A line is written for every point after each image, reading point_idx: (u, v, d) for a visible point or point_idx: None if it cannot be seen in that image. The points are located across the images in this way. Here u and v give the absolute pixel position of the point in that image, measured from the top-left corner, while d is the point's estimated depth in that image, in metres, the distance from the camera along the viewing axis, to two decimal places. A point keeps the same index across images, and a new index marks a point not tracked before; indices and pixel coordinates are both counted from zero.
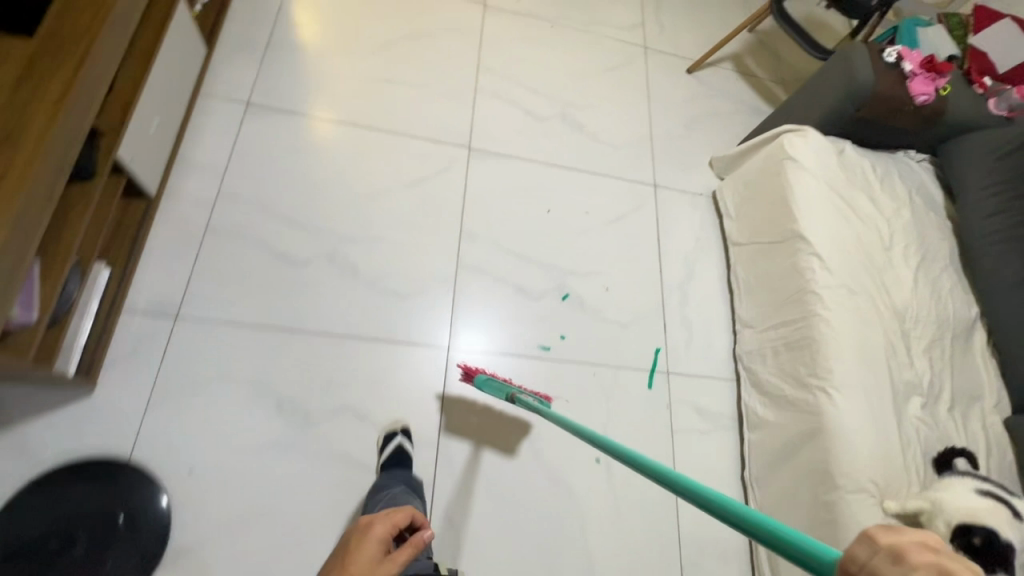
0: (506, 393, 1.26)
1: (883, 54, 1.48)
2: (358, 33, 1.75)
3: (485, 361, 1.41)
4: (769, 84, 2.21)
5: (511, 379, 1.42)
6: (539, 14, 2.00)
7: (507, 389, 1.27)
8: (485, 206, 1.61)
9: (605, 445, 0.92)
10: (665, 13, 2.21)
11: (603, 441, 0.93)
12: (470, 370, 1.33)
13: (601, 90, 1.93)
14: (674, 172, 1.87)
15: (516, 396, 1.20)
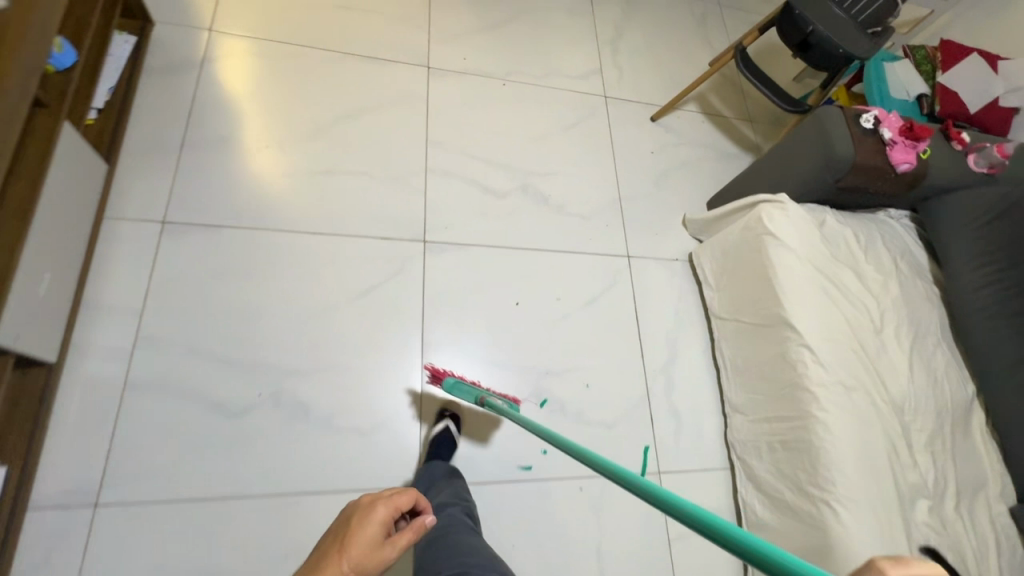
0: (475, 395, 1.24)
1: (861, 119, 1.38)
2: (289, 115, 1.56)
3: (452, 364, 1.40)
4: (736, 124, 2.11)
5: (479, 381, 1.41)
6: (489, 71, 1.84)
7: (477, 391, 1.25)
8: (449, 305, 1.47)
9: (560, 443, 0.89)
10: (623, 55, 2.08)
11: (560, 441, 0.90)
12: (438, 373, 1.32)
13: (563, 153, 1.79)
14: (647, 238, 1.76)
15: (485, 398, 1.19)
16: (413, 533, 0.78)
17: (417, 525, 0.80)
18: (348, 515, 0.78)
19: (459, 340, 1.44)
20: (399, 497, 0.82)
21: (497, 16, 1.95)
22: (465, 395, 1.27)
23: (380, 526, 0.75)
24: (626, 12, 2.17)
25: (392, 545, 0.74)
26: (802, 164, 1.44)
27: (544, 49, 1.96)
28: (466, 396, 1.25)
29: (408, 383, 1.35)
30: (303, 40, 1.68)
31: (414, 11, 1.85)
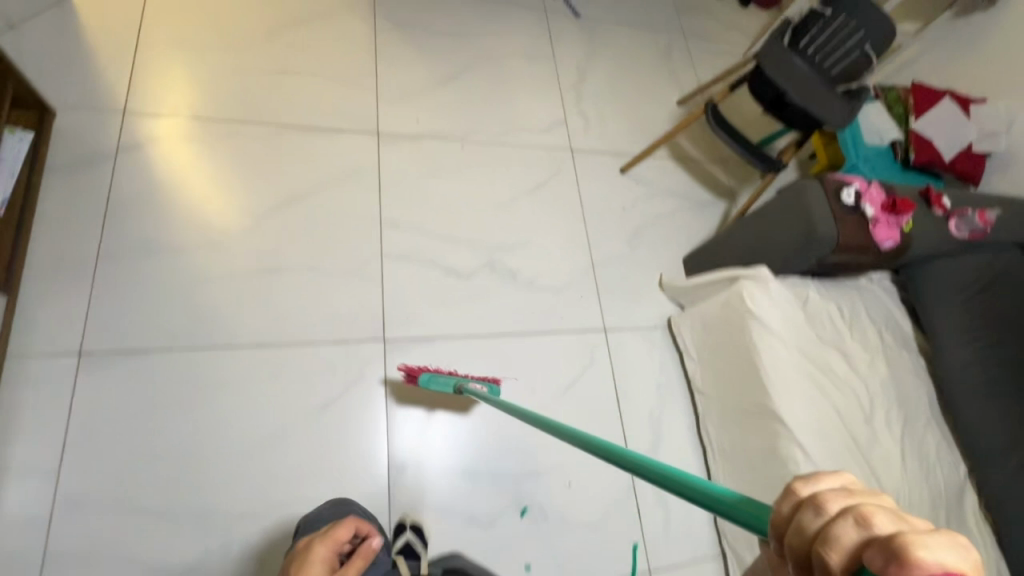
0: (454, 386, 1.27)
1: (842, 193, 1.30)
2: (225, 205, 1.40)
3: (428, 357, 1.41)
4: (708, 166, 2.03)
5: (456, 370, 1.42)
6: (445, 132, 1.71)
7: (454, 382, 1.28)
8: (416, 393, 1.37)
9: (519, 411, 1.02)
10: (587, 101, 1.96)
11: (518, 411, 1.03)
12: (412, 371, 1.31)
13: (529, 218, 1.68)
14: (623, 306, 1.67)
15: (465, 388, 1.22)
16: (360, 558, 0.88)
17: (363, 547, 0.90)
18: (293, 562, 0.89)
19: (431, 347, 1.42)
20: (342, 526, 0.94)
21: (451, 69, 1.82)
22: (444, 387, 1.29)
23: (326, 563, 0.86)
24: (590, 52, 2.06)
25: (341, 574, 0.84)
26: (783, 238, 1.36)
27: (504, 101, 1.83)
28: (444, 387, 1.28)
29: (383, 369, 1.36)
30: (235, 112, 1.51)
31: (361, 70, 1.70)
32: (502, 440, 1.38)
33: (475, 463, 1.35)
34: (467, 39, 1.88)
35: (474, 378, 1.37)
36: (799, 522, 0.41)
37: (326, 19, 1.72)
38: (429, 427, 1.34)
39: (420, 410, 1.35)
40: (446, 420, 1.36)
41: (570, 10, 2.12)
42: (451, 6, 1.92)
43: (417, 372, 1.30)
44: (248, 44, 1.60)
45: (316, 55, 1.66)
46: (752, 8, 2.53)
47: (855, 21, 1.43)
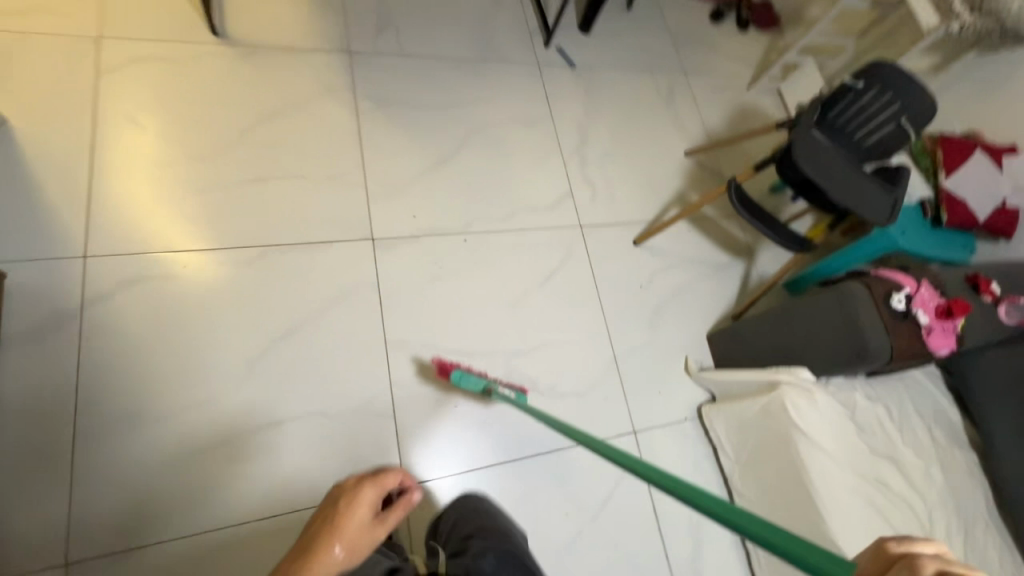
0: (483, 387, 1.32)
1: (891, 299, 1.20)
2: (215, 354, 1.27)
3: (460, 353, 1.44)
4: (723, 223, 1.91)
5: (486, 371, 1.44)
6: (445, 224, 1.57)
7: (484, 382, 1.34)
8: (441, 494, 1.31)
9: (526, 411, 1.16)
10: (592, 164, 1.82)
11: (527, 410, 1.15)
12: (446, 366, 1.37)
13: (543, 314, 1.56)
14: (650, 401, 1.56)
15: (495, 393, 1.27)
16: (401, 510, 0.95)
17: (404, 500, 0.97)
18: (341, 495, 0.91)
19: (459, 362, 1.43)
20: (389, 476, 0.96)
21: (444, 148, 1.66)
22: (473, 387, 1.35)
23: (370, 508, 0.89)
24: (589, 108, 1.91)
25: (382, 523, 0.89)
26: (828, 345, 1.26)
27: (505, 178, 1.69)
28: (475, 386, 1.33)
29: (415, 351, 1.40)
30: (213, 237, 1.35)
31: (347, 164, 1.54)
32: (520, 427, 1.43)
33: (490, 444, 1.39)
34: (458, 110, 1.72)
35: (503, 382, 1.41)
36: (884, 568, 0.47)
37: (303, 110, 1.56)
38: (455, 408, 1.39)
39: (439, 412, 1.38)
40: (471, 406, 1.41)
41: (565, 61, 1.96)
42: (437, 71, 1.75)
43: (449, 367, 1.36)
44: (220, 152, 1.44)
45: (297, 153, 1.50)
46: (753, 33, 2.37)
47: (892, 92, 1.29)
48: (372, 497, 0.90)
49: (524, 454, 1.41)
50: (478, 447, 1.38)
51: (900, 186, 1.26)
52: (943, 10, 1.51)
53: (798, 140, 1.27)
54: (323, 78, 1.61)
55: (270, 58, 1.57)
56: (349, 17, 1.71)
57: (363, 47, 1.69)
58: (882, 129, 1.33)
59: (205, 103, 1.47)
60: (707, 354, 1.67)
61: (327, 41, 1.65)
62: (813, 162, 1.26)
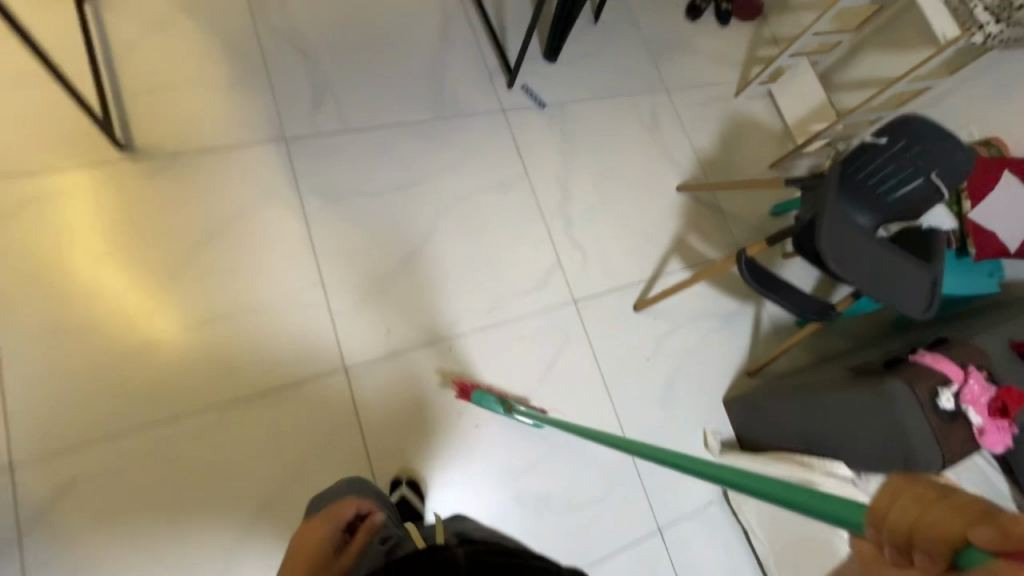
0: (505, 407, 1.31)
1: (940, 398, 1.06)
2: (188, 542, 1.14)
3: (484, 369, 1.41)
4: (726, 264, 1.75)
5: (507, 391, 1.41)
6: (424, 330, 1.40)
7: (504, 401, 1.33)
8: None
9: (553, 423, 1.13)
10: (577, 222, 1.63)
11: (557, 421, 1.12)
12: (466, 387, 1.35)
13: (546, 412, 1.43)
14: (673, 489, 1.46)
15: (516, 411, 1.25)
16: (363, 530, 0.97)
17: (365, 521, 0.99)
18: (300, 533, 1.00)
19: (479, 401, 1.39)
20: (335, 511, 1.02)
21: (411, 237, 1.47)
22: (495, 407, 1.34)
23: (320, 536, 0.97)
24: (567, 154, 1.70)
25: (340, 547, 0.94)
26: (868, 445, 1.14)
27: (484, 260, 1.51)
28: (495, 406, 1.32)
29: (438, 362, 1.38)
30: (160, 409, 1.19)
31: (303, 281, 1.36)
32: (534, 507, 1.35)
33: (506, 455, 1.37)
34: (421, 186, 1.52)
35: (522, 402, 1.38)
36: (906, 503, 0.38)
37: (242, 225, 1.35)
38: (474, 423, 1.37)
39: (467, 428, 1.36)
40: (493, 421, 1.38)
41: (533, 101, 1.73)
42: (390, 143, 1.53)
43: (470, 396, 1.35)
44: (153, 301, 1.25)
45: (245, 280, 1.32)
46: (733, 27, 2.13)
47: (919, 146, 1.13)
48: (316, 527, 0.98)
49: (547, 517, 1.34)
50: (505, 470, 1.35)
51: (939, 259, 1.10)
52: (964, 22, 1.31)
53: (825, 220, 1.09)
54: (259, 180, 1.39)
55: (192, 168, 1.35)
56: (277, 94, 1.47)
57: (300, 131, 1.46)
58: (906, 188, 1.17)
59: (123, 243, 1.26)
60: (726, 424, 1.56)
61: (257, 132, 1.43)
62: (843, 246, 1.08)
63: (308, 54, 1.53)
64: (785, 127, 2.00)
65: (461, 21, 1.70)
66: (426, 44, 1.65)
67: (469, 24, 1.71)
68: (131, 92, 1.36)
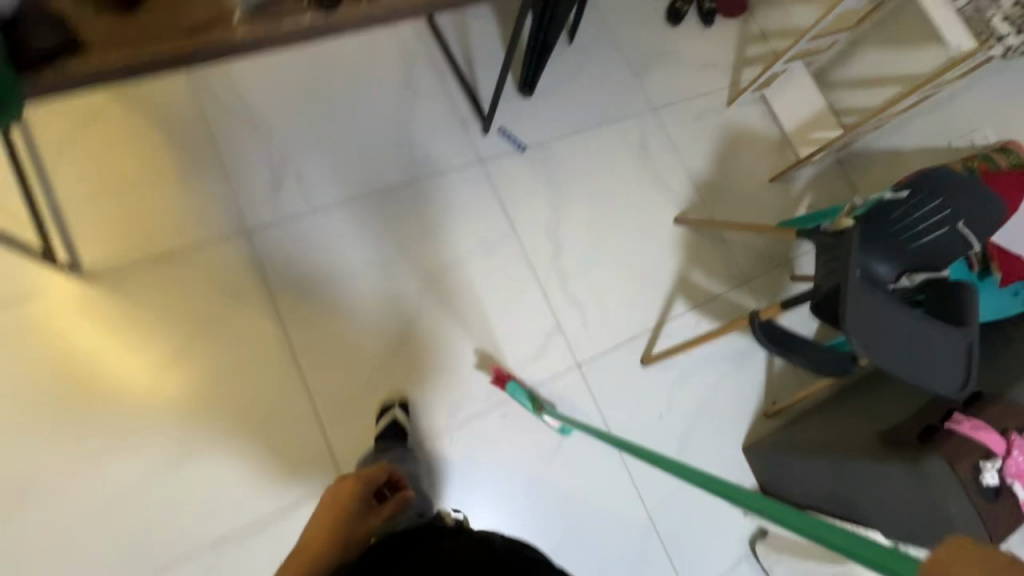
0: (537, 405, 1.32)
1: (983, 474, 0.99)
2: None
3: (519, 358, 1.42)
4: (734, 296, 1.65)
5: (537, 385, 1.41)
6: (423, 421, 1.33)
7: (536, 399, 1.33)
8: None
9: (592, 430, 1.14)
10: (573, 275, 1.53)
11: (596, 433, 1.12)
12: (503, 376, 1.37)
13: (559, 488, 1.37)
14: (696, 550, 1.41)
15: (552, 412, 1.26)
16: (394, 505, 1.00)
17: (400, 498, 1.02)
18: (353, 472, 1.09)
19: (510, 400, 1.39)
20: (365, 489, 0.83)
21: (399, 319, 1.38)
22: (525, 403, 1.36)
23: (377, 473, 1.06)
24: (554, 199, 1.58)
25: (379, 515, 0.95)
26: (904, 520, 1.07)
27: (479, 334, 1.41)
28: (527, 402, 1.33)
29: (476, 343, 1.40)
30: (155, 554, 1.16)
31: (288, 388, 1.28)
32: None
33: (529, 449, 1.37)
34: (405, 260, 1.42)
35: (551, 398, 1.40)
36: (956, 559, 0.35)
37: (209, 339, 1.27)
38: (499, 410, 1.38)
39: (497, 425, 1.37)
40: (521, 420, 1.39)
41: (512, 144, 1.59)
42: (363, 216, 1.41)
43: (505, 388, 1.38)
44: (138, 425, 1.20)
45: (227, 393, 1.25)
46: (719, 25, 1.97)
47: (940, 205, 1.11)
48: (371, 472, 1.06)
49: None
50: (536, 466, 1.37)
51: (974, 331, 0.99)
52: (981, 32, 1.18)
53: (847, 301, 0.97)
54: (222, 285, 1.29)
55: (150, 279, 1.25)
56: (233, 180, 1.35)
57: (264, 218, 1.35)
58: (931, 237, 1.11)
59: (90, 373, 1.19)
60: (747, 474, 1.49)
61: (214, 229, 1.31)
62: (870, 327, 0.97)
63: (262, 126, 1.39)
64: (782, 134, 1.87)
65: (425, 64, 1.55)
66: (389, 97, 1.50)
67: (434, 66, 1.56)
68: (70, 205, 1.24)
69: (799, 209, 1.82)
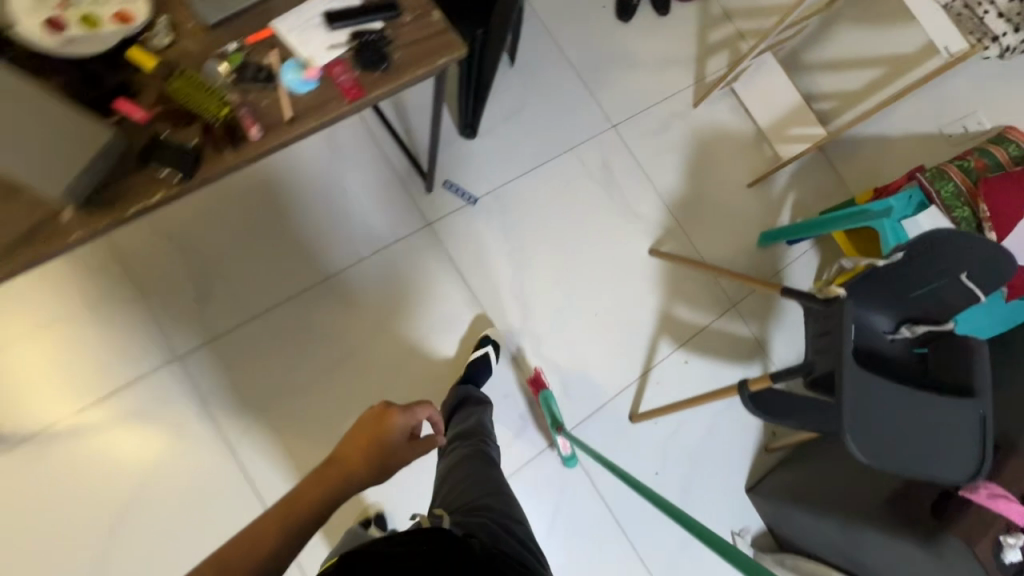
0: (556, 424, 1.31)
1: (1004, 549, 0.91)
2: None
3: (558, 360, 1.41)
4: (721, 324, 1.54)
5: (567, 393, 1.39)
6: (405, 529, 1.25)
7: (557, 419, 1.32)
8: None
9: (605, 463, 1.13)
10: (546, 336, 1.42)
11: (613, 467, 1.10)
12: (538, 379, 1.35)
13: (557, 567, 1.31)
14: None
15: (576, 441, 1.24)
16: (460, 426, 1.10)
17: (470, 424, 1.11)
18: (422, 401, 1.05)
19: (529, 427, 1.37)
20: (421, 405, 0.82)
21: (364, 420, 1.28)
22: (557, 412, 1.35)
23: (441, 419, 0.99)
24: (515, 253, 1.45)
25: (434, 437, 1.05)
26: None
27: None
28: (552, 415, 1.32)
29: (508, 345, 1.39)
30: None
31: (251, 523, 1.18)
32: None
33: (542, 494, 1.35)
34: (362, 354, 1.30)
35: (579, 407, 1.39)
36: None
37: (153, 488, 1.15)
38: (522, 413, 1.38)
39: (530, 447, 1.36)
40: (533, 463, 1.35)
41: (462, 199, 1.44)
42: (308, 314, 1.28)
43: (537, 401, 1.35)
44: None
45: (183, 543, 1.14)
46: (675, 12, 1.76)
47: (944, 266, 0.95)
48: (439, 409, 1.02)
49: None
50: (546, 513, 1.34)
51: (989, 410, 0.88)
52: (974, 31, 1.02)
53: (847, 392, 0.86)
54: (157, 424, 1.17)
55: (76, 438, 1.14)
56: (154, 302, 1.22)
57: (195, 341, 1.22)
58: (926, 287, 0.98)
59: (30, 553, 1.09)
60: (754, 517, 1.42)
61: (139, 362, 1.19)
62: (872, 417, 0.86)
63: (174, 234, 1.25)
64: (758, 130, 1.71)
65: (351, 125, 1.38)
66: (316, 172, 1.34)
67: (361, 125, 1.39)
68: None
69: (783, 212, 1.68)
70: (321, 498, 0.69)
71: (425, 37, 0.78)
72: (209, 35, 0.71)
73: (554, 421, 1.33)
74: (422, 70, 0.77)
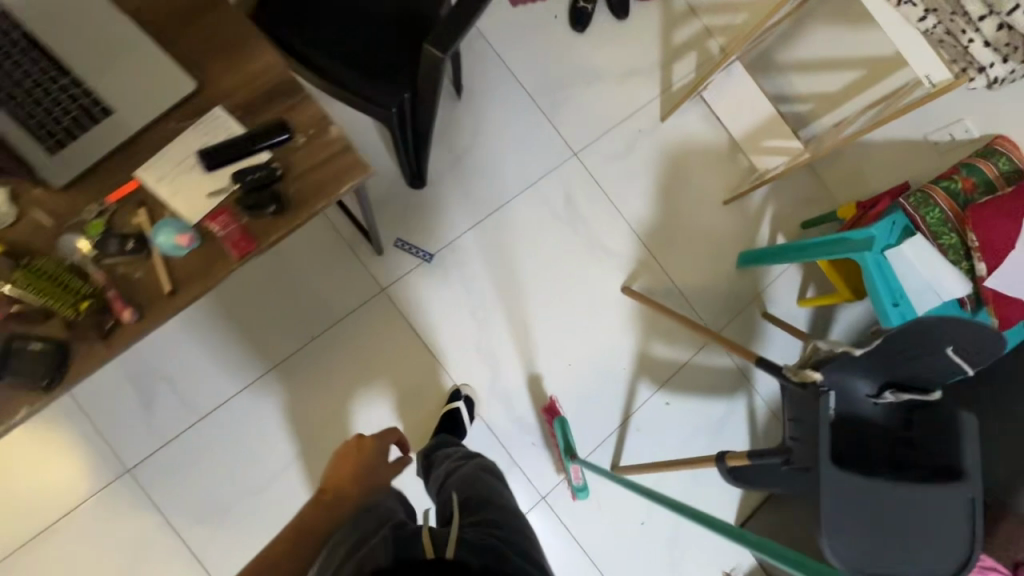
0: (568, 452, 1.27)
1: None
2: None
3: (573, 378, 1.39)
4: (703, 357, 1.47)
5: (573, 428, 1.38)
6: None
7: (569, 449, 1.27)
8: None
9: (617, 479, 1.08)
10: (518, 394, 1.36)
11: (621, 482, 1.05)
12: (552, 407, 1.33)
13: None
14: None
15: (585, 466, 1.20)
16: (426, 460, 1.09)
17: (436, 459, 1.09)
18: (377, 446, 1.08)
19: (539, 462, 1.34)
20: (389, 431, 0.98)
21: None
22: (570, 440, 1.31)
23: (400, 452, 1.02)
24: (479, 310, 1.36)
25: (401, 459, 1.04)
26: None
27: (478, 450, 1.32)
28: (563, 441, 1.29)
29: (509, 383, 1.35)
30: None
31: None
32: None
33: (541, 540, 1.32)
34: (324, 439, 1.24)
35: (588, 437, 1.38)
36: None
37: None
38: (536, 443, 1.35)
39: (531, 495, 1.33)
40: (534, 510, 1.33)
41: (418, 256, 1.35)
42: (262, 405, 1.21)
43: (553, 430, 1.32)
44: None
45: None
46: (636, 13, 1.59)
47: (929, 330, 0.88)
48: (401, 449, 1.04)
49: None
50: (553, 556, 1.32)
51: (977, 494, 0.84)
52: (959, 60, 0.92)
53: (825, 499, 0.83)
54: (117, 543, 1.12)
55: (33, 568, 1.09)
56: (93, 413, 1.14)
57: (144, 450, 1.15)
58: (919, 364, 0.92)
59: None
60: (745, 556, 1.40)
61: (88, 482, 1.12)
62: (854, 516, 0.83)
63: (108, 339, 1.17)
64: (731, 139, 1.59)
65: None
66: None
67: None
68: None
69: (762, 227, 1.58)
70: (325, 501, 0.82)
71: (323, 161, 0.68)
72: (66, 204, 0.62)
73: (567, 449, 1.29)
74: (325, 203, 0.67)
